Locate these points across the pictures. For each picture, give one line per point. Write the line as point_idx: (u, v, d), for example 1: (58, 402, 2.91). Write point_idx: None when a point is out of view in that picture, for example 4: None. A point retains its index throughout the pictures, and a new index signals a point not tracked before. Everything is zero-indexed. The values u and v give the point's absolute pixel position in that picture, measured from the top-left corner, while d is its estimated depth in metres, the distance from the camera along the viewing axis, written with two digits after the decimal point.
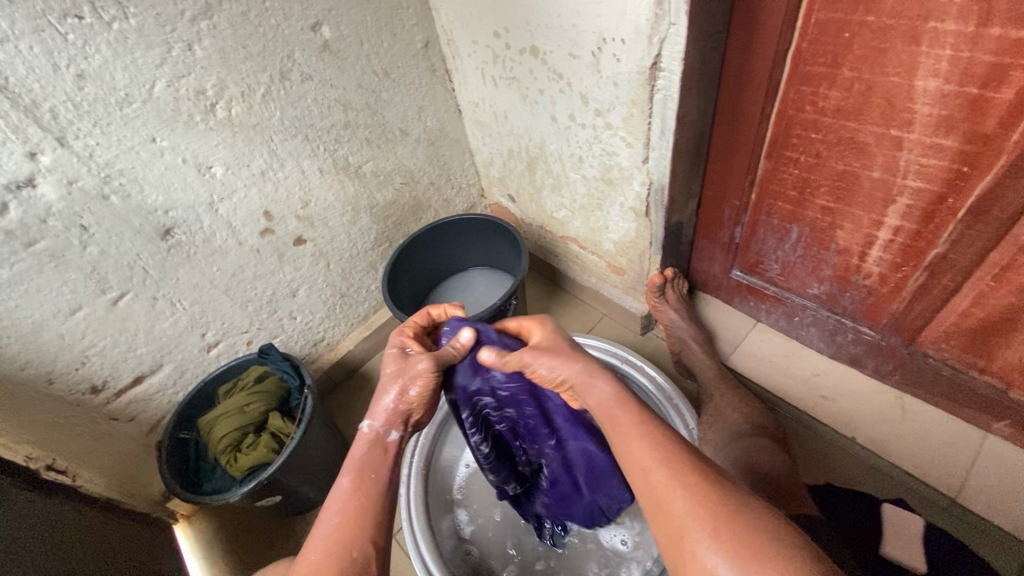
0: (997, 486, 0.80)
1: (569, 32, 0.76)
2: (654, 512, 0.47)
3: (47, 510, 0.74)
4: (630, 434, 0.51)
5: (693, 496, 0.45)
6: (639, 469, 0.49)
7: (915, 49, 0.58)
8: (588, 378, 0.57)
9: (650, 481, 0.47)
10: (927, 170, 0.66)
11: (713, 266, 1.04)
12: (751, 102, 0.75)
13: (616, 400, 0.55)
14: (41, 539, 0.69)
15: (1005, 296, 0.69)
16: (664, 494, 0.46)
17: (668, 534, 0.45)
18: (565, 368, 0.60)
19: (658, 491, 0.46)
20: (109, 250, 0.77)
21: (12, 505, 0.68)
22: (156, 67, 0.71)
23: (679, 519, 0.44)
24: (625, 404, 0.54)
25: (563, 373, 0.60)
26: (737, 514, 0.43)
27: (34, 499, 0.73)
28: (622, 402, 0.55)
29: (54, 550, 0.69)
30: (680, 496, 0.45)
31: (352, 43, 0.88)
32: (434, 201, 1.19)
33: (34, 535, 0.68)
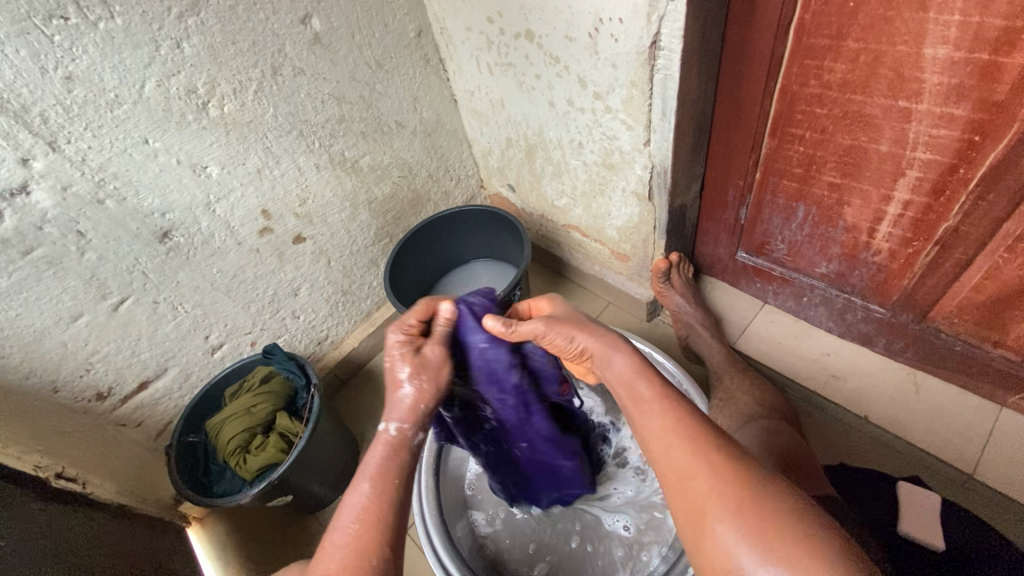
0: (1013, 460, 0.79)
1: (564, 14, 0.75)
2: (673, 486, 0.48)
3: (60, 518, 0.74)
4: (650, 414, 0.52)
5: (712, 471, 0.46)
6: (659, 442, 0.50)
7: (922, 16, 0.57)
8: (604, 349, 0.58)
9: (671, 457, 0.49)
10: (938, 141, 0.65)
11: (718, 249, 1.03)
12: (754, 79, 0.73)
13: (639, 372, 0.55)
14: (54, 547, 0.68)
15: (1019, 267, 0.68)
16: (683, 470, 0.47)
17: (687, 507, 0.47)
18: (584, 340, 0.59)
19: (678, 468, 0.48)
20: (108, 255, 0.76)
21: (25, 514, 0.69)
22: (145, 66, 0.70)
23: (698, 495, 0.46)
24: (646, 379, 0.55)
25: (582, 344, 0.59)
26: (753, 490, 0.44)
27: (47, 508, 0.73)
28: (642, 375, 0.55)
29: (70, 557, 0.69)
30: (704, 472, 0.46)
31: (343, 34, 0.87)
32: (433, 193, 1.17)
33: (47, 542, 0.68)
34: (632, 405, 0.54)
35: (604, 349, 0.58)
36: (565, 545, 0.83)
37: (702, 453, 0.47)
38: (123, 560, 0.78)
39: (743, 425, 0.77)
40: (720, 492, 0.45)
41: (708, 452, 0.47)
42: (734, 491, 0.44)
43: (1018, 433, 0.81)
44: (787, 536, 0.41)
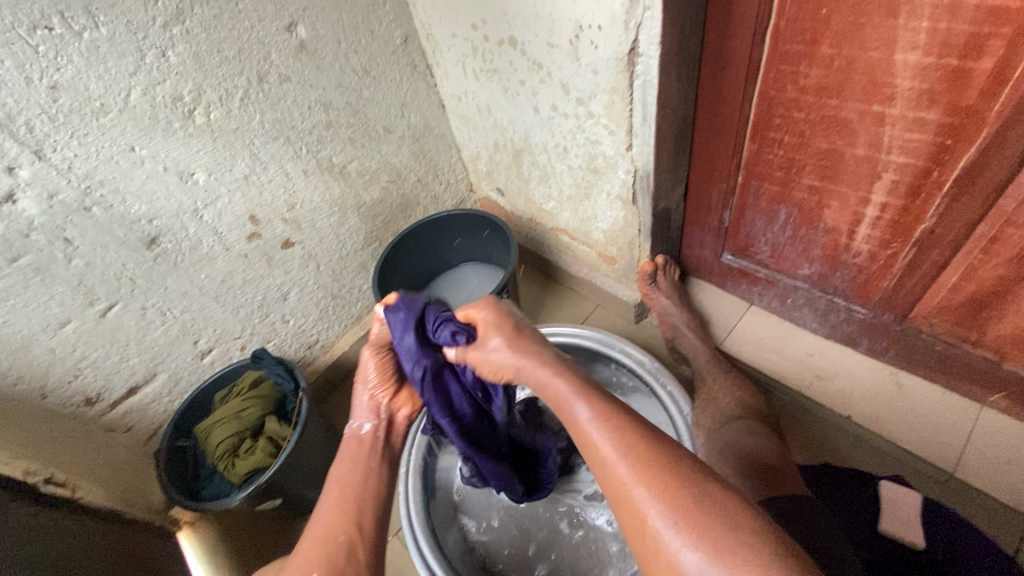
0: (993, 458, 0.80)
1: (545, 21, 0.76)
2: (615, 500, 0.45)
3: (44, 524, 0.74)
4: (585, 424, 0.49)
5: (657, 485, 0.42)
6: (594, 456, 0.47)
7: (892, 22, 0.58)
8: (542, 367, 0.56)
9: (613, 473, 0.45)
10: (912, 145, 0.66)
11: (704, 251, 1.04)
12: (733, 84, 0.74)
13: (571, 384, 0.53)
14: (42, 553, 0.69)
15: (995, 268, 0.69)
16: (619, 481, 0.44)
17: (630, 523, 0.43)
18: (516, 351, 0.59)
19: (615, 482, 0.44)
20: (95, 262, 0.77)
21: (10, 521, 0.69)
22: (130, 75, 0.70)
23: (637, 505, 0.42)
24: (586, 393, 0.51)
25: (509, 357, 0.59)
26: (693, 493, 0.42)
27: (31, 514, 0.74)
28: (577, 385, 0.53)
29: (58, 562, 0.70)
30: (645, 489, 0.43)
31: (329, 41, 0.87)
32: (422, 197, 1.18)
33: (33, 548, 0.68)
34: (565, 416, 0.51)
35: (537, 360, 0.57)
36: (552, 545, 0.84)
37: (640, 464, 0.44)
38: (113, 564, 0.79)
39: (722, 425, 0.77)
40: (660, 494, 0.42)
41: (645, 459, 0.44)
42: (673, 495, 0.41)
43: (998, 432, 0.82)
44: (742, 555, 0.38)
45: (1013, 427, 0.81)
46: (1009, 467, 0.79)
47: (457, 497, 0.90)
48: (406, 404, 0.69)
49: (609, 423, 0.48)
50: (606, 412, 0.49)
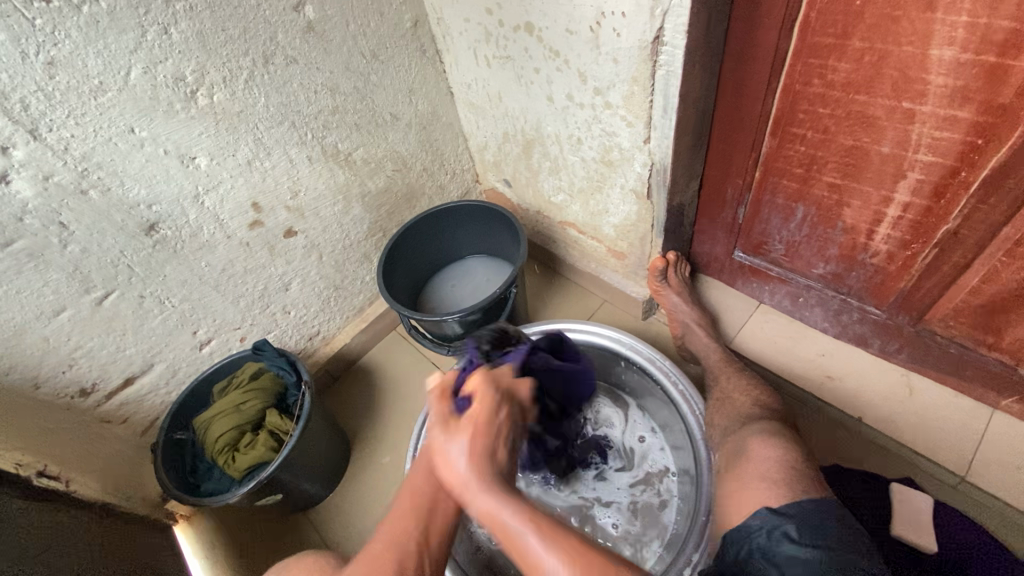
0: (1004, 462, 0.80)
1: (565, 7, 0.73)
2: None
3: (40, 516, 0.72)
4: (517, 530, 0.49)
5: (570, 565, 0.46)
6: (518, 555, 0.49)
7: (930, 16, 0.56)
8: (446, 443, 0.55)
9: (539, 565, 0.47)
10: (940, 144, 0.64)
11: (715, 248, 1.02)
12: (756, 77, 0.72)
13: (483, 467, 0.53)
14: (39, 547, 0.67)
15: (1017, 272, 0.68)
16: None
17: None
18: (434, 427, 0.57)
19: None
20: (91, 248, 0.74)
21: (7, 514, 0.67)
22: (130, 52, 0.67)
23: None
24: (485, 474, 0.53)
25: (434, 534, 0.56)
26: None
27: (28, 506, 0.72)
28: (483, 462, 0.54)
29: (55, 557, 0.68)
30: (564, 571, 0.46)
31: (337, 23, 0.84)
32: (427, 187, 1.15)
33: (29, 542, 0.66)
34: (472, 509, 0.52)
35: (463, 435, 0.55)
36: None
37: (564, 561, 0.46)
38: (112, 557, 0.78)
39: (739, 426, 0.75)
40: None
41: (572, 555, 0.47)
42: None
43: (1010, 436, 0.81)
44: None
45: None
46: (1020, 472, 0.78)
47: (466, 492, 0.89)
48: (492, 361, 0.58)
49: (528, 513, 0.50)
50: (527, 505, 0.50)
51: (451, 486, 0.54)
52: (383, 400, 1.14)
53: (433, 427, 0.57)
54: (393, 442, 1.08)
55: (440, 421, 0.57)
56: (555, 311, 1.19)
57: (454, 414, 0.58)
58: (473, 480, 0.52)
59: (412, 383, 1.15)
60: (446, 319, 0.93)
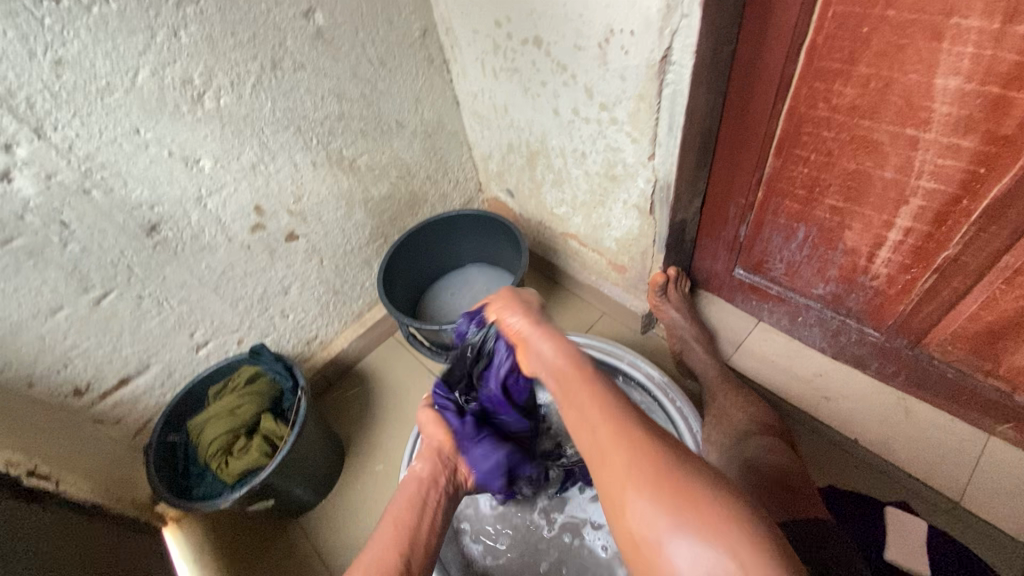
0: (999, 489, 0.80)
1: (574, 23, 0.73)
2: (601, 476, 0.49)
3: (29, 517, 0.71)
4: (575, 395, 0.53)
5: (631, 453, 0.47)
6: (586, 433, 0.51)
7: (935, 46, 0.56)
8: (536, 339, 0.59)
9: (593, 429, 0.50)
10: (943, 171, 0.64)
11: (715, 264, 1.02)
12: (762, 98, 0.73)
13: (569, 357, 0.56)
14: (27, 550, 0.66)
15: (1016, 300, 0.68)
16: (613, 459, 0.47)
17: (642, 559, 0.44)
18: (522, 322, 0.61)
19: (608, 457, 0.48)
20: (92, 248, 0.74)
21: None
22: (139, 54, 0.67)
23: (634, 505, 0.45)
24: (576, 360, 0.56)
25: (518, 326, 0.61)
26: (701, 500, 0.43)
27: (17, 506, 0.71)
28: (569, 354, 0.57)
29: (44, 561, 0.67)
30: (625, 454, 0.47)
31: (347, 30, 0.85)
32: (430, 195, 1.15)
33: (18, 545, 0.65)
34: (565, 351, 0.57)
35: (536, 330, 0.60)
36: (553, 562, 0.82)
37: (637, 456, 0.46)
38: (100, 558, 0.77)
39: (737, 444, 0.76)
40: (662, 501, 0.44)
41: (630, 438, 0.48)
42: (669, 487, 0.44)
43: (1005, 462, 0.81)
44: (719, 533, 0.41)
45: (1020, 458, 0.81)
46: (1015, 499, 0.78)
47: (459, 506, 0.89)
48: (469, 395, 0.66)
49: (611, 412, 0.50)
50: (613, 400, 0.51)
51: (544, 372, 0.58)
52: (379, 407, 1.13)
53: (512, 315, 0.62)
54: (387, 450, 1.07)
55: (525, 310, 0.62)
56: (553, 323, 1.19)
57: (537, 314, 0.62)
58: (556, 366, 0.56)
59: (408, 390, 1.15)
60: (445, 328, 0.93)
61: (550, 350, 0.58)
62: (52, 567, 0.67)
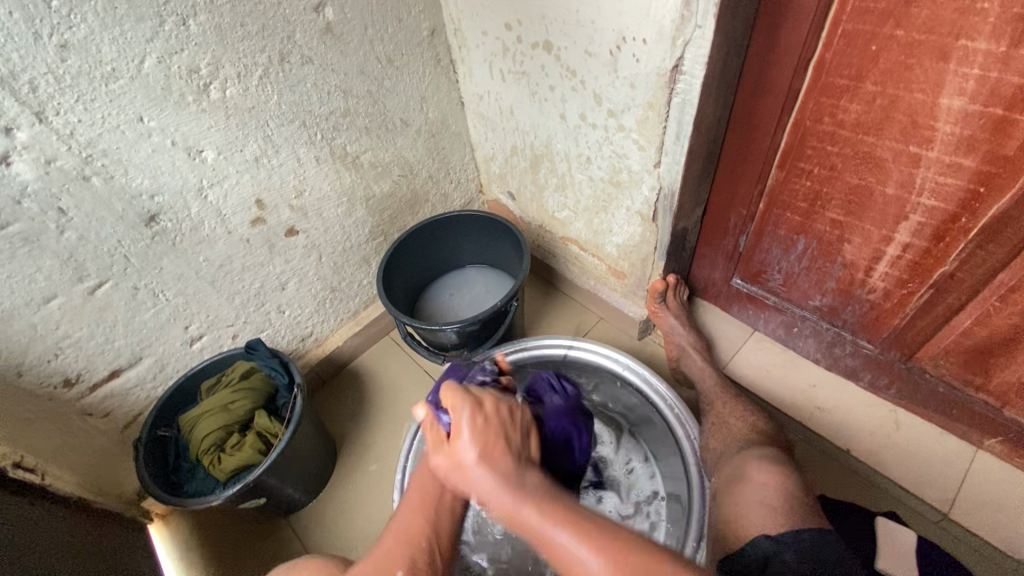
0: (986, 502, 0.81)
1: (586, 29, 0.74)
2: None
3: (17, 510, 0.69)
4: (550, 528, 0.51)
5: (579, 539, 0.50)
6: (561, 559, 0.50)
7: (942, 66, 0.58)
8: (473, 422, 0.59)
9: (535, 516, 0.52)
10: (943, 189, 0.66)
11: (714, 273, 1.03)
12: (768, 111, 0.74)
13: (508, 487, 0.55)
14: (13, 543, 0.64)
15: (1008, 317, 0.70)
16: (578, 561, 0.49)
17: None
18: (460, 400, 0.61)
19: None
20: (89, 236, 0.72)
21: None
22: (146, 41, 0.66)
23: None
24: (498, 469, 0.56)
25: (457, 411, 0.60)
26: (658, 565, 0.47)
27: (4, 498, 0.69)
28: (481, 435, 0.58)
29: (30, 556, 0.65)
30: (569, 538, 0.50)
31: (356, 26, 0.84)
32: (431, 194, 1.15)
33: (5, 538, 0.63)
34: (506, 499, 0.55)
35: (470, 420, 0.59)
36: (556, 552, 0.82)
37: (611, 554, 0.48)
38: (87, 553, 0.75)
39: (737, 451, 0.76)
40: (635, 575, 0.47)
41: (591, 534, 0.50)
42: (605, 547, 0.49)
43: (992, 476, 0.83)
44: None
45: (1006, 472, 0.83)
46: (1001, 512, 0.80)
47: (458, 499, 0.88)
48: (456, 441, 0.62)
49: (568, 519, 0.52)
50: (559, 512, 0.52)
51: (494, 511, 0.56)
52: (373, 406, 1.12)
53: (458, 431, 0.59)
54: (381, 450, 1.06)
55: (475, 436, 0.58)
56: (550, 326, 1.20)
57: (468, 411, 0.60)
58: (472, 458, 0.57)
59: (403, 390, 1.14)
60: (445, 328, 0.92)
61: (485, 484, 0.56)
62: (36, 562, 0.65)
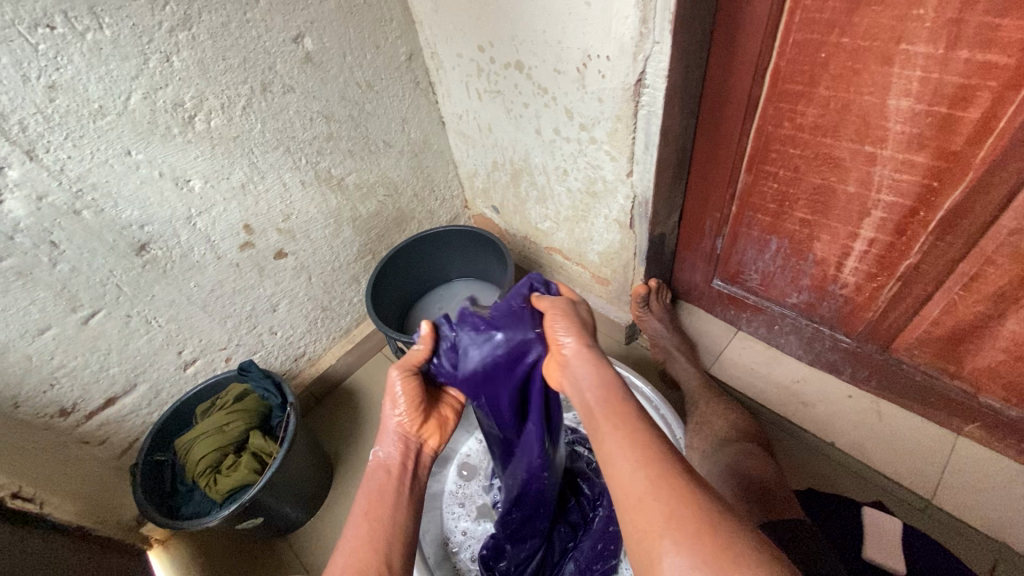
0: (969, 487, 0.83)
1: (553, 49, 0.77)
2: (631, 519, 0.43)
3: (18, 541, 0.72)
4: (610, 434, 0.48)
5: (668, 495, 0.42)
6: (620, 458, 0.46)
7: (887, 70, 0.61)
8: (580, 363, 0.55)
9: (606, 436, 0.48)
10: (900, 185, 0.69)
11: (695, 276, 1.06)
12: (731, 118, 0.77)
13: (608, 392, 0.51)
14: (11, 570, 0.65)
15: (974, 304, 0.72)
16: (650, 517, 0.41)
17: None
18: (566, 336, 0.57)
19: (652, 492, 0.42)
20: (81, 267, 0.74)
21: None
22: (131, 78, 0.69)
23: (655, 534, 0.41)
24: (611, 395, 0.51)
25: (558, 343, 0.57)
26: (709, 519, 0.40)
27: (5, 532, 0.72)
28: (606, 387, 0.52)
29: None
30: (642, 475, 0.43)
31: (335, 55, 0.87)
32: (417, 212, 1.18)
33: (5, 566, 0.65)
34: (599, 406, 0.50)
35: (579, 355, 0.56)
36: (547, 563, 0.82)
37: (666, 482, 0.42)
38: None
39: (717, 450, 0.78)
40: (680, 520, 0.40)
41: (685, 520, 0.40)
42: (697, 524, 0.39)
43: (974, 460, 0.85)
44: None
45: (987, 456, 0.85)
46: (984, 496, 0.82)
47: (442, 531, 0.89)
48: (432, 435, 0.64)
49: (629, 429, 0.47)
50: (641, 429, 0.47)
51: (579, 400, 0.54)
52: (368, 422, 1.14)
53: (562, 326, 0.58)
54: None
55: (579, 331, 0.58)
56: None
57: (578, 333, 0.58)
58: (589, 393, 0.52)
59: None
60: None
61: (587, 381, 0.53)
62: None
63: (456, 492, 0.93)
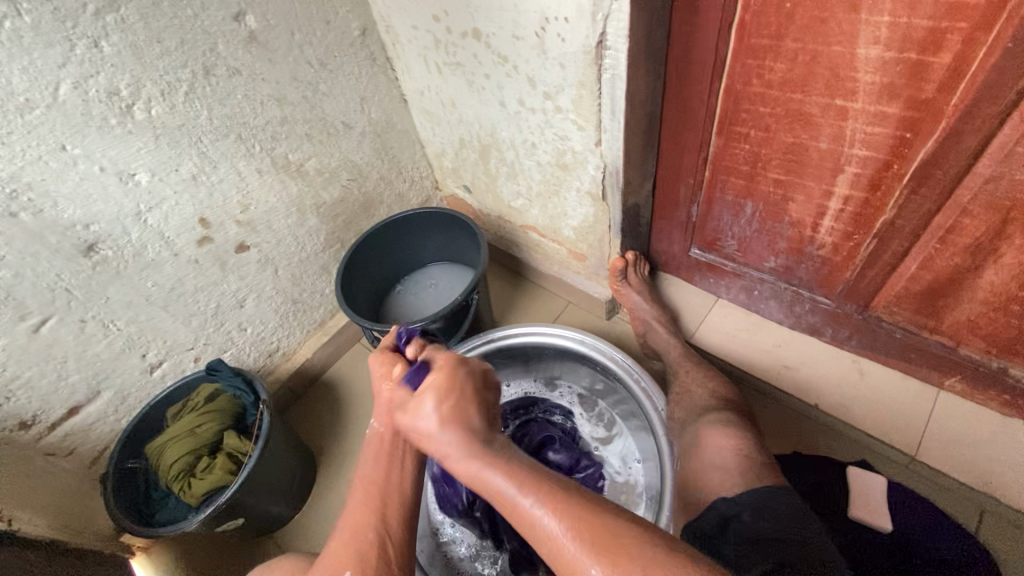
0: (950, 440, 0.83)
1: (510, 14, 0.73)
2: (549, 554, 0.46)
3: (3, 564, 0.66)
4: (518, 503, 0.48)
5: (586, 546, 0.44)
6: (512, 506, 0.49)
7: (855, 17, 0.58)
8: (459, 450, 0.53)
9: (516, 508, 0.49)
10: (873, 138, 0.67)
11: (672, 246, 1.04)
12: (699, 78, 0.74)
13: (495, 467, 0.51)
14: None
15: (951, 257, 0.71)
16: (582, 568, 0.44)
17: None
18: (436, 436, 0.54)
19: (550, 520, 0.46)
20: (24, 272, 0.70)
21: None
22: (57, 67, 0.64)
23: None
24: (497, 471, 0.51)
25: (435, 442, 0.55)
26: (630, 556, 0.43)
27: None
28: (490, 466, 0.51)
29: None
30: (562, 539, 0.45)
31: (281, 32, 0.83)
32: (385, 196, 1.14)
33: None
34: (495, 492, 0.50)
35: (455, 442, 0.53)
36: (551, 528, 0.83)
37: (583, 538, 0.45)
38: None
39: (696, 418, 0.78)
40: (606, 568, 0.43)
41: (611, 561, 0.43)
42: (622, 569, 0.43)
43: (955, 413, 0.85)
44: None
45: (968, 408, 0.85)
46: (965, 448, 0.82)
47: (432, 522, 0.88)
48: None
49: (511, 471, 0.50)
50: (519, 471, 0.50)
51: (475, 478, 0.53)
52: (350, 413, 1.12)
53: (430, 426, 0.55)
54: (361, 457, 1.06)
55: (441, 394, 0.56)
56: (519, 316, 1.20)
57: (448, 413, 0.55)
58: (482, 474, 0.51)
59: None
60: (408, 328, 0.91)
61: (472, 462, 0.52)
62: None
63: (441, 482, 0.92)
